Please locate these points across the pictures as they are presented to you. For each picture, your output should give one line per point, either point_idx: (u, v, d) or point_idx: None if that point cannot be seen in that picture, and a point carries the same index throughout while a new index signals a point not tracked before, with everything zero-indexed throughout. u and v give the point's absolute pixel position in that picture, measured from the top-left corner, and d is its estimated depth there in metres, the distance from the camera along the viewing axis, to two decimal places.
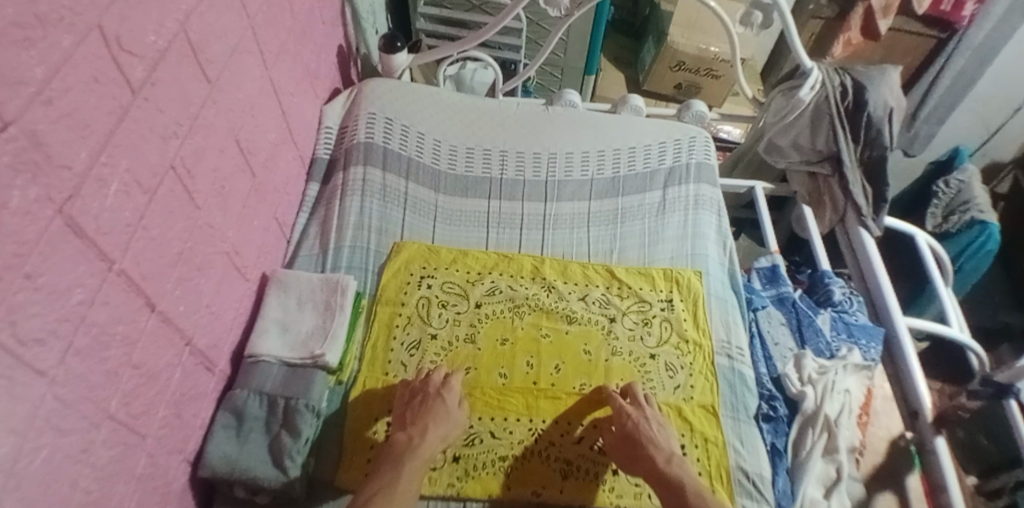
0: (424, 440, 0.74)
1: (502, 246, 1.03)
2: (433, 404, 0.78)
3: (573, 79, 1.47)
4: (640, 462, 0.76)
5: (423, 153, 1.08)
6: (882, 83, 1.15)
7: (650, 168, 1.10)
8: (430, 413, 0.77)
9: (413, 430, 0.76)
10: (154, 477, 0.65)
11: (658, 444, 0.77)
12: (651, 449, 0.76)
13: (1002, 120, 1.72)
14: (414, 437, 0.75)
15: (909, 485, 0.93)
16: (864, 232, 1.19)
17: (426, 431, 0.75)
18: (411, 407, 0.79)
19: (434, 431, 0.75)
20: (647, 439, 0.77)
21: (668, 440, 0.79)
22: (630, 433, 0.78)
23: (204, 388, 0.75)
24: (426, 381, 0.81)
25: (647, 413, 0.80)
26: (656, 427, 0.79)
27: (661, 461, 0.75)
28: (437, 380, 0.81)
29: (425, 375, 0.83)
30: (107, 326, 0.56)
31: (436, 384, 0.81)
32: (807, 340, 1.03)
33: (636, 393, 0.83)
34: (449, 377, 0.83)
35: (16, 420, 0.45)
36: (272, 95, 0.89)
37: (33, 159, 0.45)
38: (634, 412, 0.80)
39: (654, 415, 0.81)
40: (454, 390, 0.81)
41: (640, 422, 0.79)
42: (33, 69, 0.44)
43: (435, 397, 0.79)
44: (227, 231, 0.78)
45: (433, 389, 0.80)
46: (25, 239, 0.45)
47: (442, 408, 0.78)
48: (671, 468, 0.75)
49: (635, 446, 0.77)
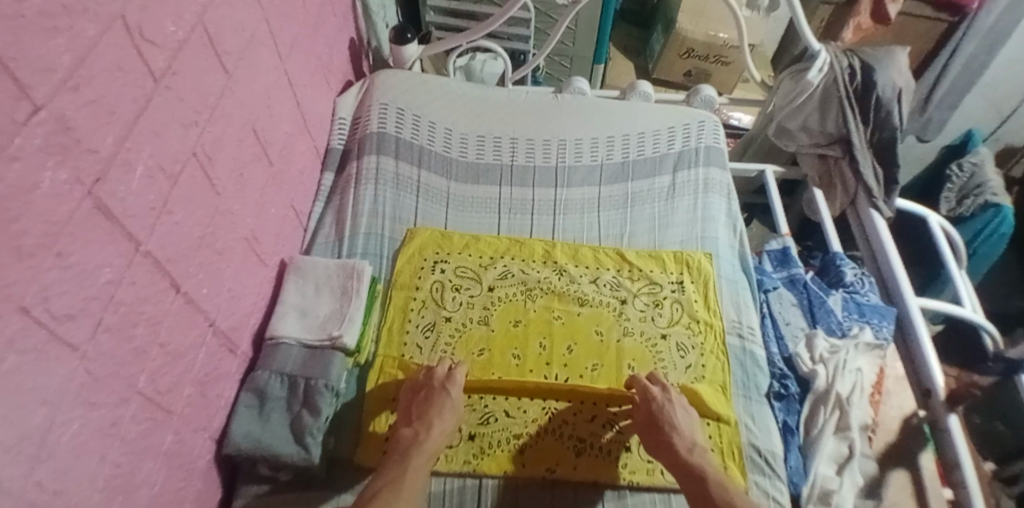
0: (430, 436, 0.75)
1: (513, 231, 1.05)
2: (437, 397, 0.79)
3: (582, 68, 1.48)
4: (662, 447, 0.77)
5: (435, 142, 1.10)
6: (890, 64, 1.14)
7: (659, 153, 1.11)
8: (435, 407, 0.78)
9: (419, 425, 0.77)
10: (180, 453, 0.68)
11: (680, 430, 0.78)
12: (672, 435, 0.77)
13: (1015, 105, 1.71)
14: (420, 432, 0.76)
15: (922, 463, 0.93)
16: (875, 213, 1.19)
17: (432, 425, 0.76)
18: (416, 401, 0.80)
19: (439, 426, 0.76)
20: (669, 423, 0.78)
21: (690, 428, 0.79)
22: (655, 414, 0.79)
23: (227, 369, 0.77)
24: (431, 373, 0.82)
25: (672, 394, 0.81)
26: (678, 409, 0.80)
27: (683, 450, 0.76)
28: (441, 373, 0.82)
29: (429, 368, 0.84)
30: (135, 306, 0.58)
31: (442, 376, 0.82)
32: (818, 320, 1.04)
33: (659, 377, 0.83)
34: (453, 368, 0.83)
35: (47, 392, 0.47)
36: (286, 87, 0.91)
37: (62, 143, 0.47)
38: (660, 394, 0.80)
39: (678, 398, 0.81)
40: (459, 384, 0.81)
41: (665, 404, 0.79)
42: (60, 56, 0.46)
43: (438, 392, 0.80)
44: (246, 217, 0.81)
45: (438, 383, 0.81)
46: (56, 219, 0.47)
47: (447, 400, 0.79)
48: (692, 457, 0.75)
49: (658, 430, 0.78)
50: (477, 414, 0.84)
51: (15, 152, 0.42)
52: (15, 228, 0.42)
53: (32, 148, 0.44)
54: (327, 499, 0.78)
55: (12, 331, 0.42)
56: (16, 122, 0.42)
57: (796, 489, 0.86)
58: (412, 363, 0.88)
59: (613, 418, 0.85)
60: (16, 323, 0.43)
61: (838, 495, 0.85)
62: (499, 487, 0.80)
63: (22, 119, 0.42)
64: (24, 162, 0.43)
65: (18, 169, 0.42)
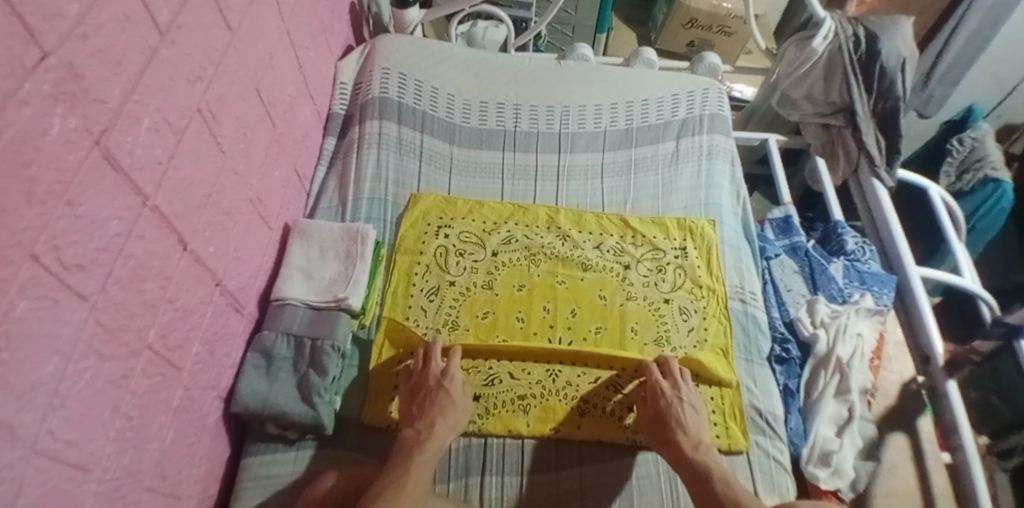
0: (433, 434, 0.74)
1: (517, 196, 1.05)
2: (437, 397, 0.78)
3: (584, 37, 1.47)
4: (668, 445, 0.76)
5: (437, 107, 1.09)
6: (894, 32, 1.13)
7: (663, 120, 1.11)
8: (437, 408, 0.77)
9: (420, 424, 0.76)
10: (190, 410, 0.69)
11: (687, 429, 0.77)
12: (678, 434, 0.76)
13: (1016, 81, 1.70)
14: (422, 432, 0.75)
15: (920, 426, 0.94)
16: (877, 183, 1.19)
17: (433, 425, 0.75)
18: (414, 401, 0.79)
19: (441, 425, 0.75)
20: (677, 423, 0.77)
21: (699, 426, 0.78)
22: (661, 413, 0.78)
23: (234, 329, 0.78)
24: (425, 370, 0.80)
25: (683, 393, 0.80)
26: (687, 409, 0.78)
27: (689, 449, 0.75)
28: (437, 370, 0.80)
29: (424, 358, 0.82)
30: (144, 260, 0.58)
31: (436, 373, 0.80)
32: (819, 287, 1.05)
33: (674, 371, 0.82)
34: (448, 361, 0.82)
35: (59, 341, 0.47)
36: (289, 48, 0.90)
37: (71, 91, 0.46)
38: (670, 392, 0.80)
39: (689, 396, 0.80)
40: (457, 379, 0.80)
41: (673, 401, 0.79)
42: (68, 2, 0.45)
43: (436, 391, 0.78)
44: (250, 179, 0.80)
45: (434, 381, 0.79)
46: (66, 167, 0.46)
47: (449, 400, 0.78)
48: (698, 455, 0.75)
49: (664, 426, 0.77)
50: (481, 376, 0.84)
51: (25, 97, 0.41)
52: (26, 174, 0.41)
53: (41, 94, 0.43)
54: (332, 456, 0.79)
55: (23, 278, 0.42)
56: (26, 67, 0.41)
57: (795, 450, 0.88)
58: (416, 327, 0.88)
59: (618, 379, 0.85)
60: (27, 270, 0.42)
61: (837, 456, 0.86)
62: (507, 444, 0.81)
63: (31, 65, 0.42)
64: (34, 107, 0.42)
65: (28, 114, 0.42)
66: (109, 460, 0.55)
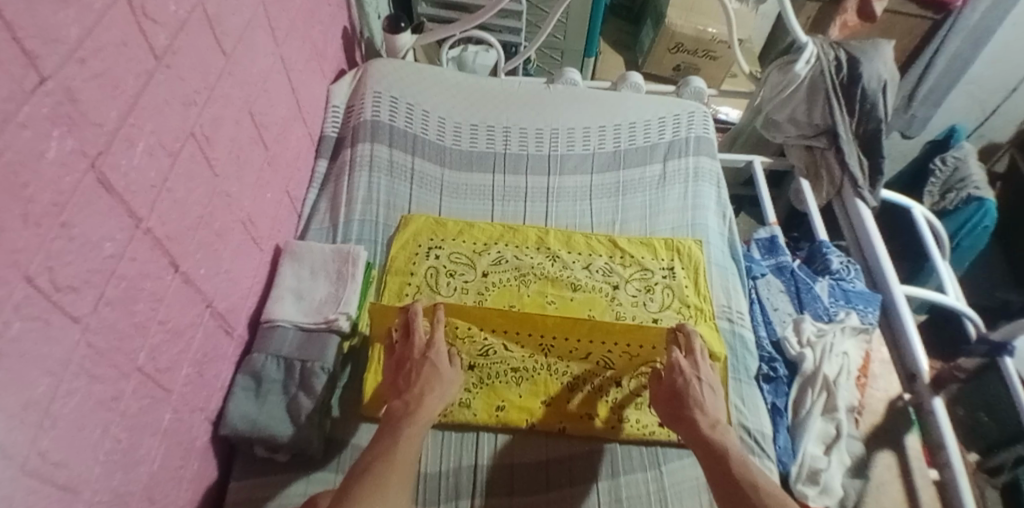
0: (421, 406, 0.74)
1: (507, 218, 1.06)
2: (423, 370, 0.78)
3: (573, 61, 1.50)
4: (684, 423, 0.77)
5: (428, 129, 1.11)
6: (875, 57, 1.17)
7: (650, 142, 1.13)
8: (423, 380, 0.77)
9: (408, 396, 0.75)
10: (178, 431, 0.68)
11: (705, 409, 0.77)
12: (695, 413, 0.76)
13: (997, 102, 1.75)
14: (411, 404, 0.74)
15: (908, 444, 0.94)
16: (861, 203, 1.21)
17: (421, 397, 0.75)
18: (399, 376, 0.79)
19: (429, 398, 0.75)
20: (695, 401, 0.77)
21: (717, 407, 0.78)
22: (678, 391, 0.79)
23: (224, 351, 0.78)
24: (409, 343, 0.80)
25: (701, 373, 0.80)
26: (704, 388, 0.79)
27: (706, 427, 0.75)
28: (422, 342, 0.80)
29: (407, 336, 0.81)
30: (136, 282, 0.58)
31: (421, 346, 0.80)
32: (805, 306, 1.06)
33: (696, 349, 0.81)
34: (432, 334, 0.81)
35: (51, 362, 0.47)
36: (283, 72, 0.92)
37: (68, 114, 0.47)
38: (689, 369, 0.80)
39: (707, 376, 0.80)
40: (442, 352, 0.80)
41: (691, 380, 0.79)
42: (68, 28, 0.46)
43: (421, 363, 0.78)
44: (243, 200, 0.81)
45: (418, 355, 0.79)
46: (62, 190, 0.47)
47: (436, 373, 0.78)
48: (715, 434, 0.74)
49: (682, 405, 0.78)
50: (476, 347, 0.87)
51: (24, 119, 0.42)
52: (23, 195, 0.42)
53: (39, 117, 0.44)
54: (326, 480, 0.78)
55: (17, 299, 0.42)
56: (25, 90, 0.42)
57: (784, 469, 0.87)
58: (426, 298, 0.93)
59: (610, 356, 0.87)
60: (21, 291, 0.43)
61: (824, 474, 0.86)
62: (495, 464, 0.81)
63: (30, 88, 0.42)
64: (33, 130, 0.43)
65: (26, 136, 0.43)
66: (98, 482, 0.55)
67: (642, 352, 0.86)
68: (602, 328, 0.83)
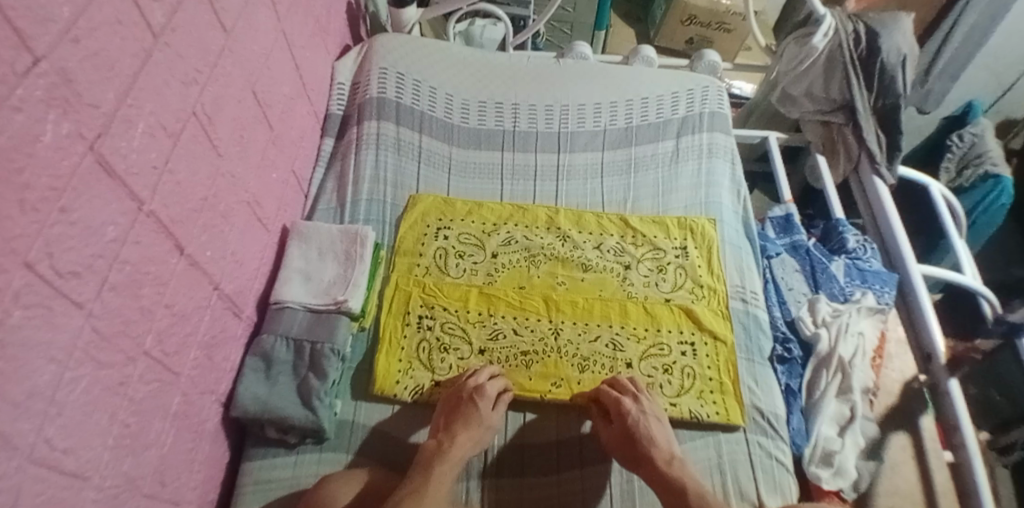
0: (454, 444, 0.72)
1: (516, 197, 1.04)
2: (466, 410, 0.76)
3: (583, 34, 1.46)
4: (641, 463, 0.74)
5: (436, 107, 1.09)
6: (894, 29, 1.12)
7: (662, 118, 1.10)
8: (461, 420, 0.75)
9: (442, 435, 0.74)
10: (188, 415, 0.68)
11: (658, 443, 0.75)
12: (650, 448, 0.74)
13: (1014, 77, 1.70)
14: (444, 442, 0.73)
15: (921, 425, 0.93)
16: (878, 180, 1.17)
17: (455, 435, 0.73)
18: (445, 412, 0.78)
19: (463, 437, 0.74)
20: (647, 438, 0.75)
21: (669, 440, 0.76)
22: (629, 429, 0.75)
23: (233, 333, 0.77)
24: (461, 383, 0.79)
25: (646, 406, 0.78)
26: (653, 422, 0.77)
27: (662, 463, 0.73)
28: (472, 383, 0.78)
29: (470, 373, 0.81)
30: (140, 266, 0.57)
31: (470, 387, 0.78)
32: (820, 286, 1.04)
33: (628, 387, 0.80)
34: (484, 378, 0.79)
35: (56, 349, 0.46)
36: (285, 49, 0.89)
37: (63, 95, 0.45)
38: (634, 408, 0.77)
39: (652, 408, 0.78)
40: (490, 398, 0.77)
41: (638, 419, 0.76)
42: (60, 7, 0.44)
43: (467, 403, 0.76)
44: (248, 181, 0.80)
45: (467, 394, 0.77)
46: (60, 174, 0.45)
47: (477, 415, 0.76)
48: (672, 470, 0.72)
49: (635, 445, 0.75)
50: (486, 330, 0.88)
51: (17, 103, 0.40)
52: (19, 180, 0.41)
53: (34, 100, 0.42)
54: (339, 461, 0.78)
55: (17, 287, 0.41)
56: (17, 73, 0.40)
57: (798, 450, 0.87)
58: (436, 281, 0.93)
59: (618, 337, 0.88)
60: (21, 278, 0.42)
61: (839, 456, 0.85)
62: (507, 444, 0.81)
63: (22, 70, 0.41)
64: (27, 114, 0.42)
65: (20, 120, 0.41)
66: (108, 468, 0.54)
67: (650, 335, 0.89)
68: (614, 309, 0.90)
